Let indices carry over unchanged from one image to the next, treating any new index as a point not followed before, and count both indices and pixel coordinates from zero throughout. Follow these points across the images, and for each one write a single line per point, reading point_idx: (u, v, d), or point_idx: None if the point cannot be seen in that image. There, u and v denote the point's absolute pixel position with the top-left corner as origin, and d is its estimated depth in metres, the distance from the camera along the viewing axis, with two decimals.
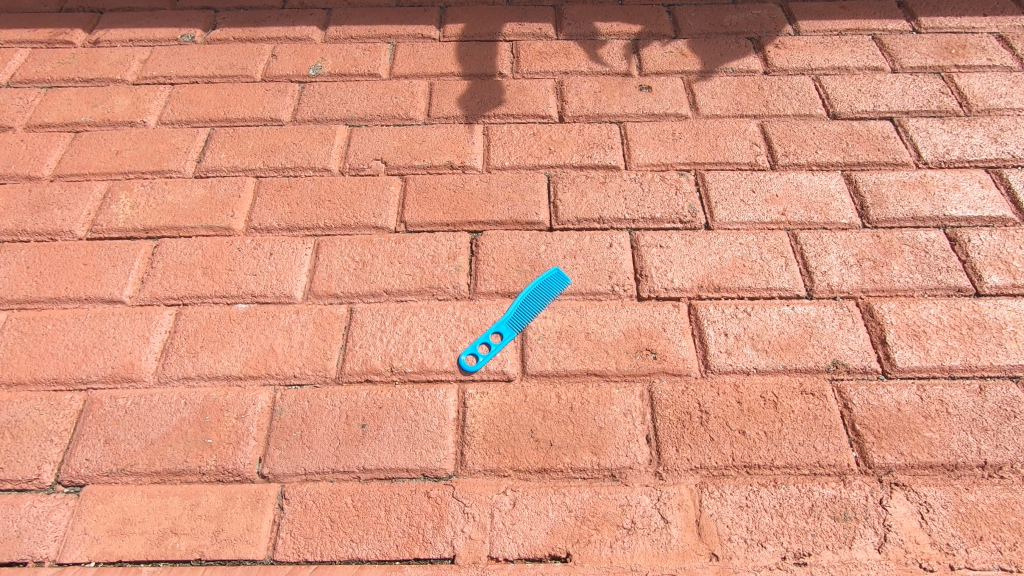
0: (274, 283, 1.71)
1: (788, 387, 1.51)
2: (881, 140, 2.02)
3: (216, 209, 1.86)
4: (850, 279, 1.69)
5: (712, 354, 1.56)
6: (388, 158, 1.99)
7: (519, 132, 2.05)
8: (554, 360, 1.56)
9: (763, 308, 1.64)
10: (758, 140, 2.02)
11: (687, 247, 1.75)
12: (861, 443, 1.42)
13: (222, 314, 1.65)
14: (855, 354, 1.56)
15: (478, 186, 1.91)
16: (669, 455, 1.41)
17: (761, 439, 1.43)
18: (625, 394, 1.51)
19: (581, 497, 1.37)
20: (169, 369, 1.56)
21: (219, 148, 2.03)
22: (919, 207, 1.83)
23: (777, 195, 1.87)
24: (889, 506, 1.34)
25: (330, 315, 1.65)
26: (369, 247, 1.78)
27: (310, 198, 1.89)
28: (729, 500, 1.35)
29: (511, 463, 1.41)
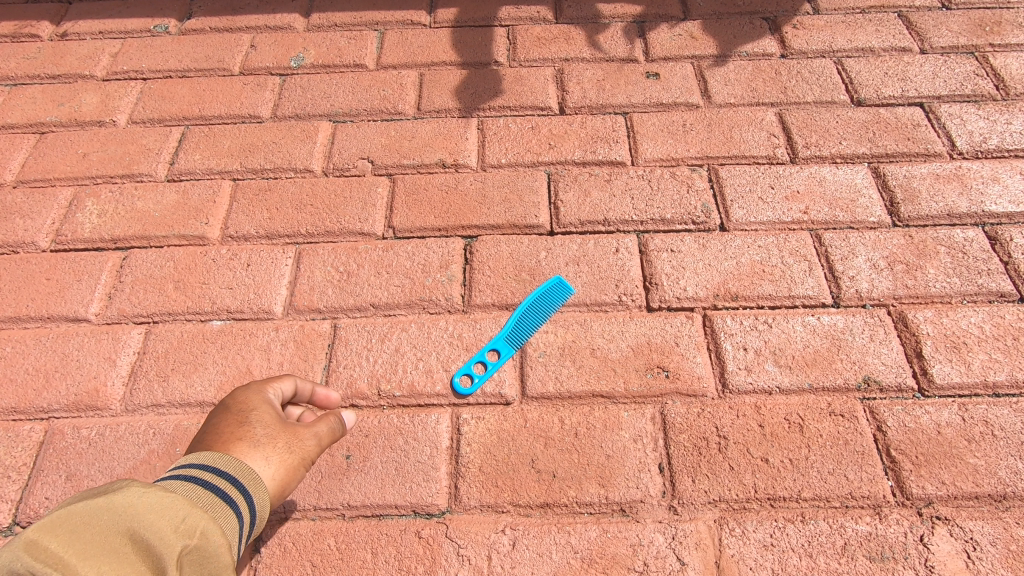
0: (252, 298, 1.58)
1: (815, 408, 1.37)
2: (911, 128, 1.85)
3: (190, 216, 1.73)
4: (880, 285, 1.54)
5: (730, 372, 1.42)
6: (375, 156, 1.84)
7: (517, 125, 1.89)
8: (557, 381, 1.42)
9: (786, 318, 1.49)
10: (776, 130, 1.85)
11: (700, 252, 1.60)
12: (897, 471, 1.29)
13: (195, 333, 1.52)
14: (889, 369, 1.41)
15: (472, 186, 1.75)
16: (684, 486, 1.28)
17: (786, 468, 1.29)
18: (635, 418, 1.37)
19: (587, 536, 1.24)
20: (138, 395, 1.43)
21: (194, 148, 1.88)
22: (956, 203, 1.67)
23: (799, 192, 1.71)
24: (931, 544, 1.20)
25: (312, 332, 1.52)
26: (355, 255, 1.64)
27: (291, 202, 1.75)
28: (751, 538, 1.22)
29: (510, 497, 1.28)
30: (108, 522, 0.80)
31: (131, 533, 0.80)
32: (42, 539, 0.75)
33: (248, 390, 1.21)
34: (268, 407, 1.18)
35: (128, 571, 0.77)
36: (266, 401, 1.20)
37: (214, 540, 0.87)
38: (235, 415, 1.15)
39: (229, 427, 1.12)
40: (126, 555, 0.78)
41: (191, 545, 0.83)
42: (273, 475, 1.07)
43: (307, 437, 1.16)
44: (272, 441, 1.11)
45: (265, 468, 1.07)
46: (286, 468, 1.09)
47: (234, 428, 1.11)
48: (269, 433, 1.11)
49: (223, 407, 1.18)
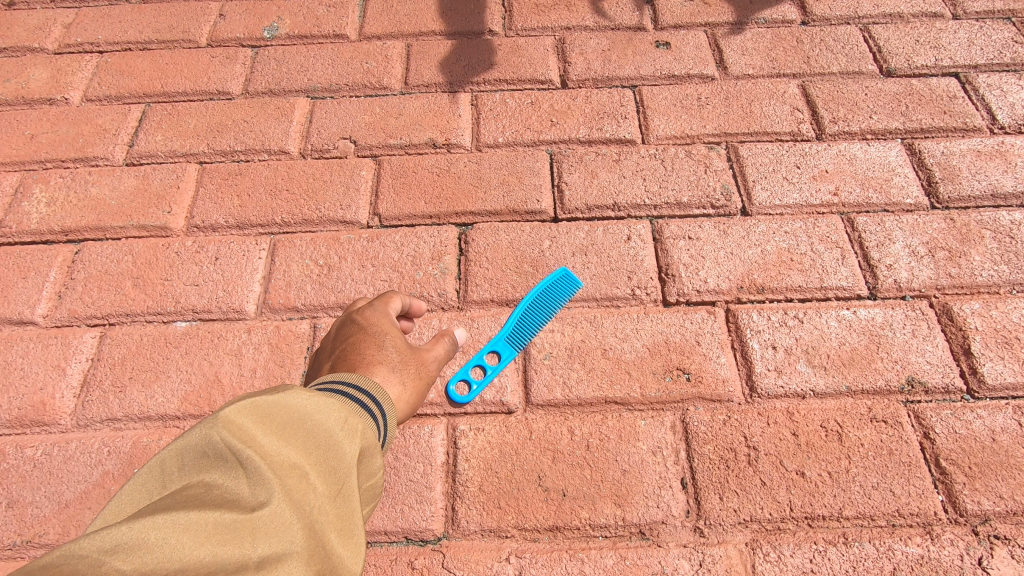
0: (220, 295, 1.41)
1: (854, 414, 1.22)
2: (947, 101, 1.68)
3: (151, 204, 1.54)
4: (921, 274, 1.39)
5: (758, 374, 1.27)
6: (358, 136, 1.66)
7: (515, 101, 1.71)
8: (565, 386, 1.26)
9: (818, 313, 1.34)
10: (800, 104, 1.69)
11: (721, 239, 1.44)
12: (948, 485, 1.15)
13: (156, 336, 1.35)
14: (935, 369, 1.27)
15: (467, 168, 1.58)
16: (711, 505, 1.14)
17: (825, 482, 1.15)
18: (653, 427, 1.22)
19: (603, 564, 1.10)
20: (91, 408, 1.27)
21: (155, 128, 1.69)
22: (1000, 182, 1.52)
23: (828, 171, 1.55)
24: (990, 568, 1.07)
25: (289, 334, 1.35)
26: (336, 246, 1.47)
27: (264, 188, 1.57)
28: (788, 564, 1.08)
29: (515, 521, 1.13)
30: (288, 414, 0.80)
31: (308, 428, 0.80)
32: (238, 419, 0.75)
33: (373, 309, 1.20)
34: (394, 327, 1.18)
35: (310, 459, 0.78)
36: (392, 321, 1.20)
37: (366, 449, 0.88)
38: (366, 334, 1.16)
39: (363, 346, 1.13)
40: (306, 445, 0.79)
41: (355, 446, 0.85)
42: (405, 398, 1.11)
43: (431, 362, 1.18)
44: (405, 367, 1.13)
45: (400, 391, 1.11)
46: (416, 392, 1.13)
47: (372, 350, 1.12)
48: (400, 359, 1.13)
49: (352, 324, 1.19)
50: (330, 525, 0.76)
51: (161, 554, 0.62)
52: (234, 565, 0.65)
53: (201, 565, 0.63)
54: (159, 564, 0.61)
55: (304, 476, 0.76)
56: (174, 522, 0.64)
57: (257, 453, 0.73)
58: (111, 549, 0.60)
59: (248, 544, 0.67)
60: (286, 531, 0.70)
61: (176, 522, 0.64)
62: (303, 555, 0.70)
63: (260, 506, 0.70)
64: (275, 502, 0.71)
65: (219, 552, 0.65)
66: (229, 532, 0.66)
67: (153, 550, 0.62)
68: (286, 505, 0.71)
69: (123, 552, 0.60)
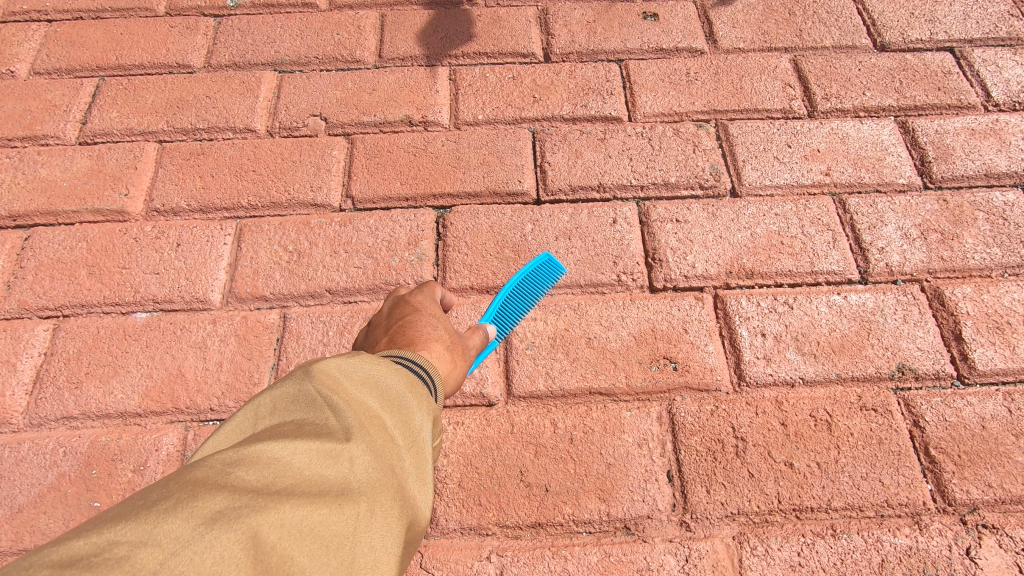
0: (183, 284, 1.32)
1: (844, 402, 1.19)
2: (941, 77, 1.63)
3: (106, 186, 1.44)
4: (913, 257, 1.35)
5: (746, 362, 1.23)
6: (329, 112, 1.56)
7: (495, 75, 1.62)
8: (548, 377, 1.21)
9: (808, 298, 1.30)
10: (792, 80, 1.62)
11: (710, 222, 1.39)
12: (937, 474, 1.12)
13: (114, 329, 1.27)
14: (925, 355, 1.24)
15: (444, 147, 1.50)
16: (698, 498, 1.11)
17: (813, 473, 1.12)
18: (639, 419, 1.18)
19: (587, 561, 1.06)
20: (44, 406, 1.19)
21: (110, 104, 1.57)
22: (993, 161, 1.48)
23: (820, 150, 1.50)
24: (978, 558, 1.05)
25: (257, 324, 1.28)
26: (306, 231, 1.39)
27: (229, 168, 1.47)
28: (775, 557, 1.06)
29: (496, 518, 1.09)
30: (366, 369, 0.84)
31: (384, 383, 0.84)
32: (324, 369, 0.80)
33: (424, 294, 1.18)
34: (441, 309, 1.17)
35: (385, 408, 0.81)
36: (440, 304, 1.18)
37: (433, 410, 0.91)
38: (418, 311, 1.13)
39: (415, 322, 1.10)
40: (382, 397, 0.82)
41: (424, 403, 0.87)
42: (453, 378, 1.08)
43: (475, 341, 1.16)
44: (455, 348, 1.11)
45: (450, 370, 1.08)
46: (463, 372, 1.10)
47: (428, 328, 1.09)
48: (450, 336, 1.11)
49: (400, 303, 1.17)
50: (410, 469, 0.78)
51: (275, 472, 0.67)
52: (333, 487, 0.68)
53: (307, 484, 0.67)
54: (273, 480, 0.66)
55: (383, 423, 0.79)
56: (281, 446, 0.69)
57: (343, 397, 0.78)
58: (233, 464, 0.66)
59: (344, 470, 0.71)
60: (375, 463, 0.73)
61: (283, 446, 0.69)
62: (389, 490, 0.73)
63: (350, 438, 0.73)
64: (363, 438, 0.74)
65: (322, 473, 0.69)
66: (327, 459, 0.70)
67: (266, 469, 0.67)
68: (373, 442, 0.75)
69: (244, 466, 0.66)
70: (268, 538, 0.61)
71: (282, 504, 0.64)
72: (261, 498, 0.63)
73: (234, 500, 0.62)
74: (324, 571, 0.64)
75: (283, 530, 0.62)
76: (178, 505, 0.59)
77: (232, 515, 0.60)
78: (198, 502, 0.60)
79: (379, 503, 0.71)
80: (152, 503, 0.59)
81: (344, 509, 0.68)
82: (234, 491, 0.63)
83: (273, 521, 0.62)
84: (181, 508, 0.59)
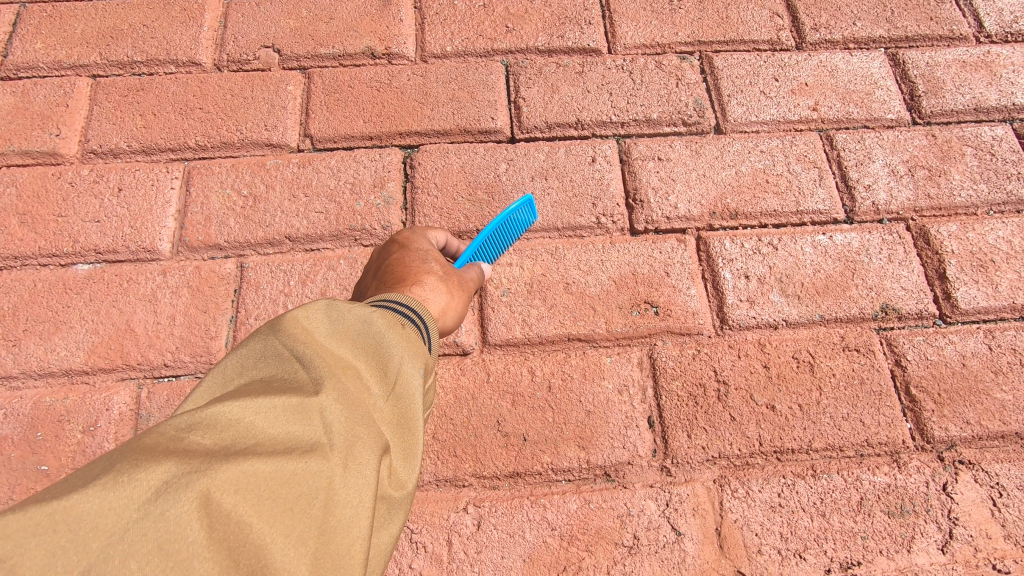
0: (128, 233, 1.22)
1: (827, 343, 1.16)
2: (934, 6, 1.55)
3: (34, 126, 1.30)
4: (900, 195, 1.31)
5: (729, 305, 1.19)
6: (282, 44, 1.42)
7: (464, 2, 1.49)
8: (525, 324, 1.16)
9: (793, 239, 1.25)
10: (780, 9, 1.52)
11: (693, 159, 1.32)
12: (917, 412, 1.11)
13: (52, 282, 1.17)
14: (909, 294, 1.21)
15: (410, 82, 1.38)
16: (679, 444, 1.08)
17: (795, 415, 1.10)
18: (619, 365, 1.14)
19: (566, 509, 1.03)
20: None
21: (33, 34, 1.40)
22: (983, 95, 1.43)
23: (808, 84, 1.42)
24: (955, 493, 1.05)
25: (212, 275, 1.19)
26: (262, 174, 1.28)
27: (172, 106, 1.34)
28: (756, 499, 1.04)
29: (472, 469, 1.05)
30: (340, 313, 0.74)
31: (362, 329, 0.73)
32: (291, 318, 0.70)
33: (411, 230, 1.09)
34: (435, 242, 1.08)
35: (366, 353, 0.71)
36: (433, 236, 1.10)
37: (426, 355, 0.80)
38: (408, 246, 1.04)
39: (406, 258, 1.02)
40: (359, 343, 0.72)
41: (411, 348, 0.76)
42: (452, 309, 1.01)
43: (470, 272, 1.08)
44: (450, 277, 1.03)
45: (449, 301, 1.01)
46: (463, 301, 1.03)
47: (416, 262, 1.01)
48: (443, 269, 1.02)
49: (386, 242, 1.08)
50: (393, 419, 0.69)
51: (234, 434, 0.58)
52: (302, 444, 0.60)
53: (270, 444, 0.59)
54: (231, 443, 0.58)
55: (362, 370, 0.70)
56: (242, 404, 0.60)
57: (312, 346, 0.68)
58: (184, 428, 0.58)
59: (316, 424, 0.62)
60: (351, 417, 0.64)
61: (243, 404, 0.60)
62: (368, 443, 0.64)
63: (320, 389, 0.64)
64: (335, 387, 0.65)
65: (288, 430, 0.60)
66: (290, 415, 0.61)
67: (225, 431, 0.58)
68: (347, 390, 0.66)
69: (198, 429, 0.58)
70: (222, 508, 0.54)
71: (240, 469, 0.56)
72: (215, 461, 0.55)
73: (183, 467, 0.54)
74: (293, 542, 0.56)
75: (239, 496, 0.55)
76: (114, 480, 0.52)
77: (176, 486, 0.53)
78: (139, 475, 0.53)
79: (358, 460, 0.63)
80: (84, 481, 0.52)
81: (314, 469, 0.59)
82: (183, 459, 0.55)
83: (227, 487, 0.54)
84: (121, 483, 0.52)
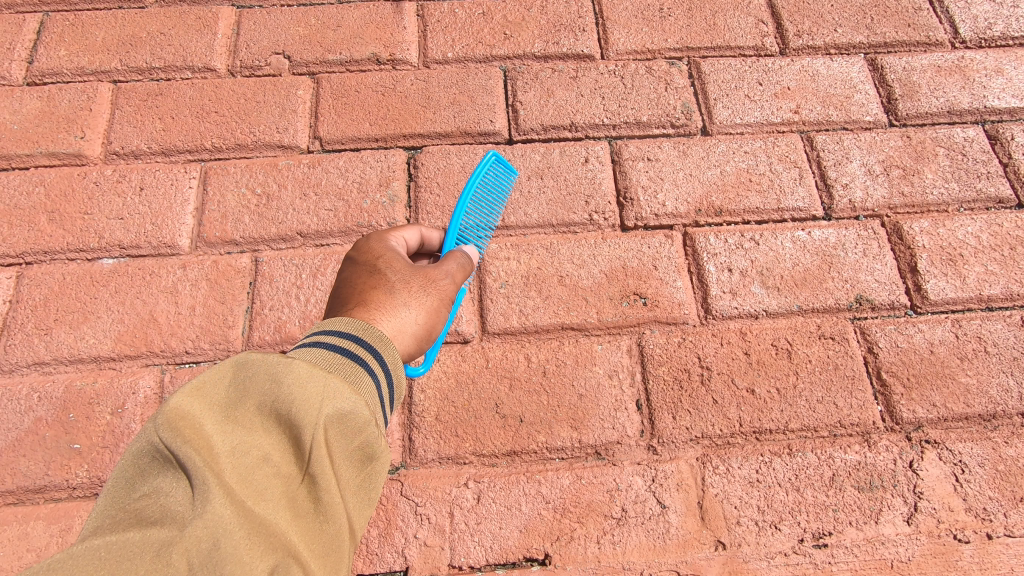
0: (150, 229, 1.30)
1: (804, 332, 1.24)
2: (912, 13, 1.62)
3: (60, 129, 1.38)
4: (875, 193, 1.39)
5: (713, 297, 1.27)
6: (292, 50, 1.50)
7: (465, 11, 1.56)
8: (522, 314, 1.24)
9: (774, 234, 1.33)
10: (765, 16, 1.60)
11: (680, 159, 1.40)
12: (887, 396, 1.20)
13: (80, 275, 1.25)
14: (882, 286, 1.29)
15: (414, 86, 1.46)
16: (664, 424, 1.16)
17: (773, 398, 1.18)
18: (610, 352, 1.22)
19: (560, 484, 1.12)
20: (14, 353, 1.18)
21: (57, 41, 1.48)
22: (956, 98, 1.50)
23: (790, 88, 1.50)
24: (920, 470, 1.14)
25: (229, 269, 1.27)
26: (275, 174, 1.36)
27: (190, 110, 1.42)
28: (736, 475, 1.13)
29: (473, 447, 1.14)
30: (243, 379, 0.61)
31: (266, 395, 0.60)
32: (169, 405, 0.58)
33: (367, 239, 1.00)
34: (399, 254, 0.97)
35: (265, 441, 0.59)
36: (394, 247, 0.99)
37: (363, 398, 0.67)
38: (364, 263, 0.95)
39: (361, 279, 0.92)
40: (260, 421, 0.60)
41: (327, 408, 0.61)
42: (415, 320, 0.90)
43: (441, 277, 0.97)
44: (409, 287, 0.92)
45: (410, 314, 0.89)
46: (428, 310, 0.92)
47: (368, 276, 0.92)
48: (400, 277, 0.92)
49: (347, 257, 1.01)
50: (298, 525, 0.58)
51: None
52: None
53: None
54: None
55: (256, 468, 0.58)
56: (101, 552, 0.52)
57: (195, 445, 0.56)
58: None
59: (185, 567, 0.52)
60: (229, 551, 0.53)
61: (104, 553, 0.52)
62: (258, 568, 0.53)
63: (197, 510, 0.54)
64: (209, 513, 0.53)
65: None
66: (163, 550, 0.53)
67: None
68: (226, 511, 0.54)
69: None
70: None
71: None
72: None
73: None
74: None
75: None
76: None
77: None
78: None
79: None
80: None
81: None
82: None
83: None
84: None
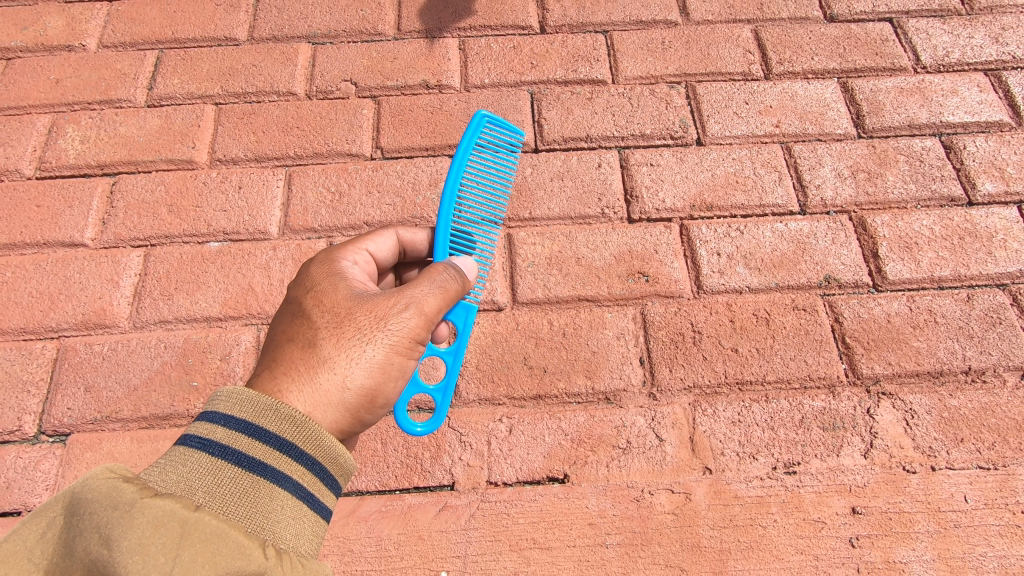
0: (247, 219, 1.62)
1: (780, 303, 1.50)
2: (879, 44, 1.90)
3: (175, 140, 1.73)
4: (843, 192, 1.65)
5: (704, 275, 1.53)
6: (358, 78, 1.84)
7: (498, 45, 1.89)
8: (545, 288, 1.52)
9: (756, 225, 1.60)
10: (752, 47, 1.89)
11: (678, 165, 1.68)
12: (850, 356, 1.44)
13: (194, 254, 1.57)
14: (848, 268, 1.54)
15: (457, 106, 1.78)
16: (663, 375, 1.42)
17: (753, 355, 1.43)
18: (618, 318, 1.49)
19: (576, 421, 1.38)
20: (145, 313, 1.50)
21: (171, 72, 1.84)
22: (916, 115, 1.77)
23: (772, 107, 1.78)
24: (876, 415, 1.37)
25: (309, 250, 1.58)
26: (345, 176, 1.68)
27: (277, 126, 1.76)
28: (721, 416, 1.37)
29: (506, 391, 1.41)
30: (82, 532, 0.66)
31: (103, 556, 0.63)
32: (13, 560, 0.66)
33: (315, 270, 1.09)
34: (337, 285, 1.05)
35: None
36: (339, 275, 1.08)
37: (238, 544, 0.68)
38: (297, 304, 1.02)
39: (286, 326, 1.00)
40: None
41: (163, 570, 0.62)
42: (350, 370, 0.95)
43: (388, 313, 1.01)
44: (340, 329, 0.98)
45: (345, 365, 0.95)
46: (367, 352, 0.97)
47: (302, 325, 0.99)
48: (332, 320, 0.99)
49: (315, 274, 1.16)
50: None
51: None
52: None
53: None
54: None
55: None
56: None
57: None
58: None
59: None
60: None
61: None
62: None
63: None
64: None
65: None
66: None
67: None
68: None
69: None
70: None
71: None
72: None
73: None
74: None
75: None
76: None
77: None
78: None
79: None
80: None
81: None
82: None
83: None
84: None
